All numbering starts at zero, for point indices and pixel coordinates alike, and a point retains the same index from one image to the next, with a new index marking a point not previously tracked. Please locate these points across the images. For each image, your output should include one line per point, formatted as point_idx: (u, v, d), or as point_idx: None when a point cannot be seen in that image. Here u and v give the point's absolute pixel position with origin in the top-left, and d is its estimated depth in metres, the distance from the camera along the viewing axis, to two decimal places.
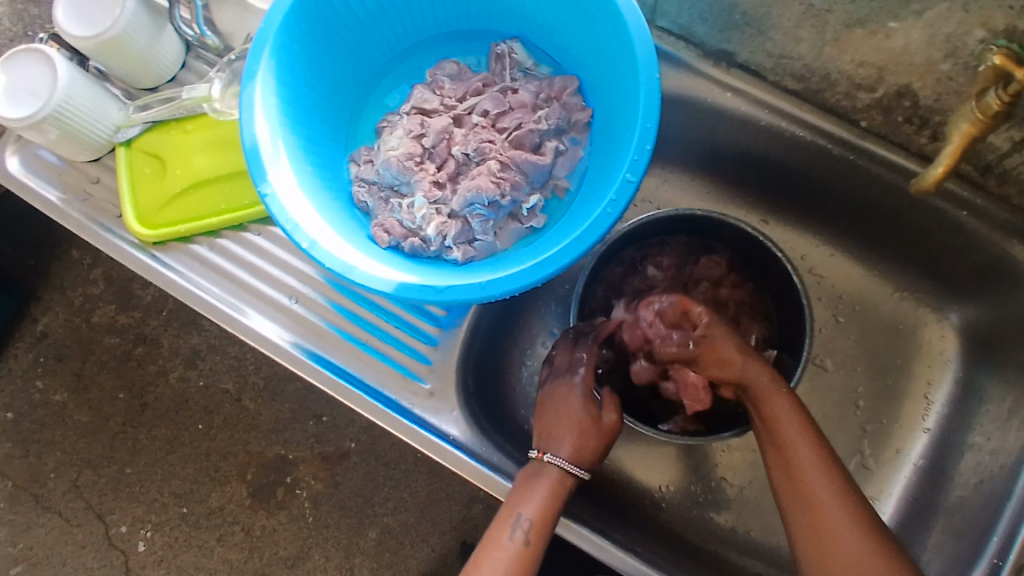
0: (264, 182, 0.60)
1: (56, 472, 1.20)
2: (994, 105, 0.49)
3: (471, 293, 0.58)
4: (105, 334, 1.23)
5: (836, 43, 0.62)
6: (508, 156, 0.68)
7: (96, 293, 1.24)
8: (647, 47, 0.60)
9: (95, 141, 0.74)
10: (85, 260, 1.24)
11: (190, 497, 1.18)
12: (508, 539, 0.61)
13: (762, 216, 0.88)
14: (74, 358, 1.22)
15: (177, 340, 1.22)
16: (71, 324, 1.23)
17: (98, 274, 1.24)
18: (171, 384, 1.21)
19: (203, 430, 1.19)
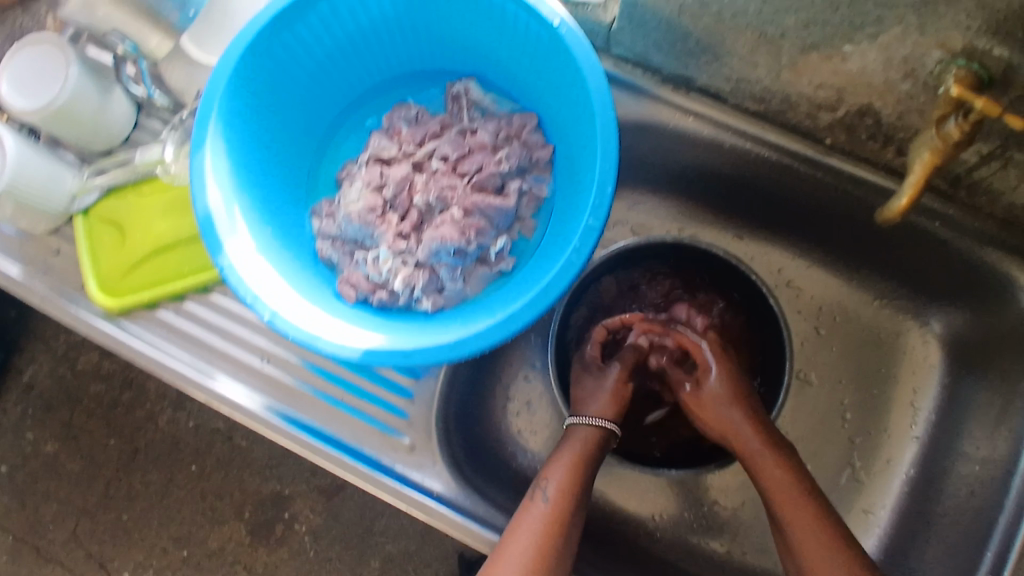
0: (220, 254, 0.58)
1: (54, 523, 1.18)
2: (955, 133, 0.47)
3: (440, 353, 0.57)
4: (91, 381, 1.21)
5: (792, 67, 0.61)
6: (471, 201, 0.66)
7: (78, 340, 1.22)
8: (600, 85, 0.59)
9: (48, 211, 0.72)
10: None
11: (190, 540, 1.17)
12: (540, 501, 0.65)
13: (735, 232, 0.88)
14: (63, 407, 1.21)
15: (163, 383, 1.20)
16: (57, 373, 1.21)
17: None
18: (161, 428, 1.19)
19: (197, 472, 1.18)
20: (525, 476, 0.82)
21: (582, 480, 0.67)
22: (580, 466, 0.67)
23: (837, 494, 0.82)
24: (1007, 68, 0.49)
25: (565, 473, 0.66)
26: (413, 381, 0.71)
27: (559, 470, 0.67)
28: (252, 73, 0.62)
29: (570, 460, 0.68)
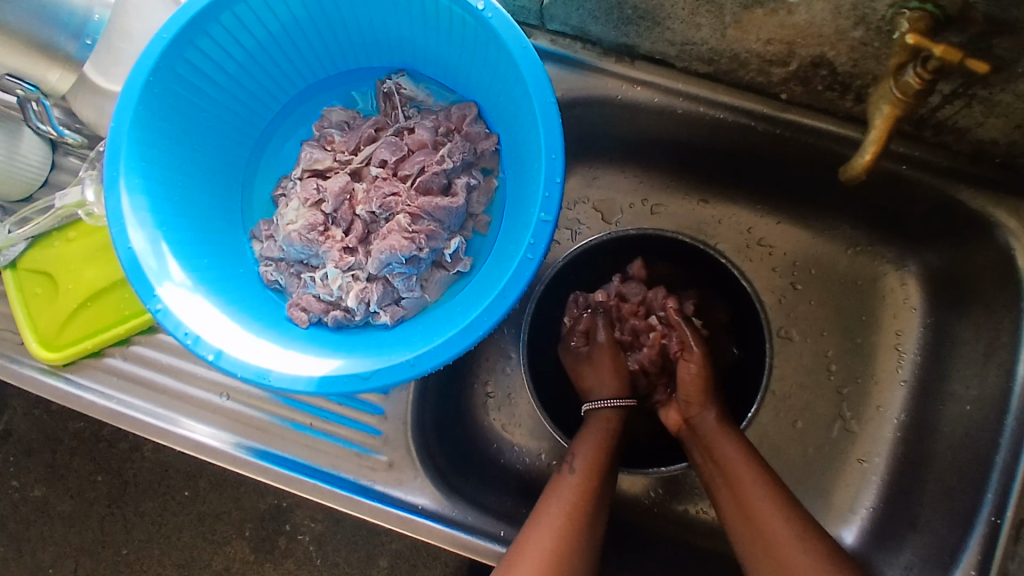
0: (153, 298, 0.54)
1: (55, 566, 1.14)
2: (914, 83, 0.44)
3: (401, 373, 0.54)
4: (69, 419, 1.17)
5: (737, 25, 0.58)
6: (417, 205, 0.63)
7: None
8: (534, 67, 0.55)
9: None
10: None
11: (193, 565, 1.13)
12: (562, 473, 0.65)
13: (701, 196, 0.85)
14: (45, 449, 1.16)
15: None
16: (32, 417, 1.17)
17: None
18: (148, 458, 1.15)
19: (191, 496, 1.13)
20: (516, 472, 0.80)
21: (605, 449, 0.67)
22: (604, 438, 0.68)
23: (830, 445, 0.82)
24: (963, 4, 0.46)
25: (588, 452, 0.66)
26: (383, 397, 0.68)
27: (587, 446, 0.67)
28: (158, 98, 0.58)
29: (597, 430, 0.69)
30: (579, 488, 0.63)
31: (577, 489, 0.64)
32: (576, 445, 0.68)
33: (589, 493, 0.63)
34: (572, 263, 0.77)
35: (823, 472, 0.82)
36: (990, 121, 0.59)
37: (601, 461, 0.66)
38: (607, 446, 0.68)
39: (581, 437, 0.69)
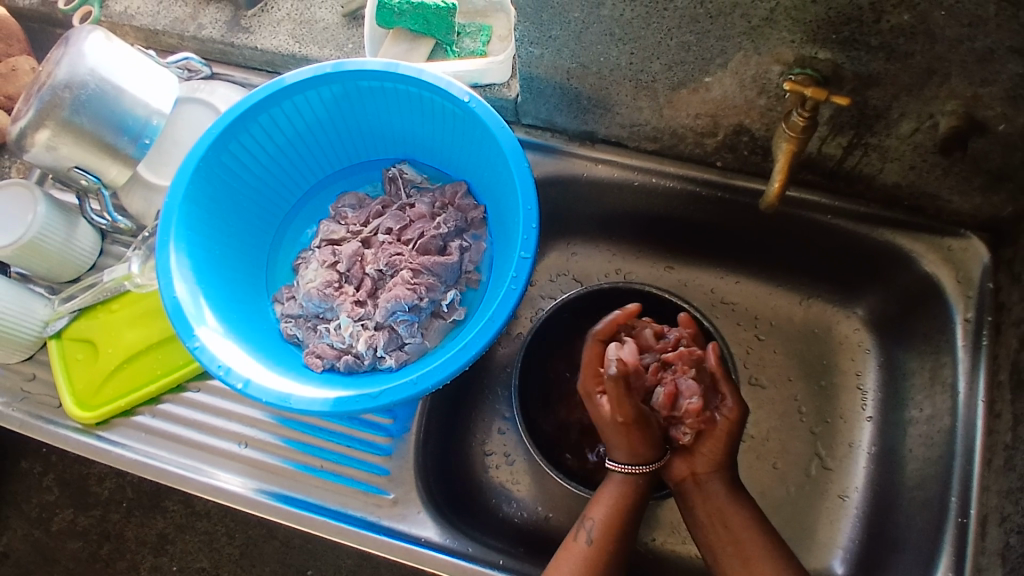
0: (191, 336, 0.63)
1: None
2: (799, 121, 0.61)
3: (406, 390, 0.62)
4: (67, 539, 1.19)
5: (670, 104, 0.72)
6: (418, 262, 0.73)
7: (51, 499, 1.21)
8: (510, 138, 0.68)
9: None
10: (36, 468, 1.22)
11: None
12: (576, 540, 0.66)
13: (666, 263, 0.95)
14: (41, 572, 1.18)
15: (141, 529, 1.18)
16: (31, 537, 1.19)
17: (51, 480, 1.22)
18: None
19: None
20: (513, 523, 0.83)
21: (623, 513, 0.66)
22: (616, 502, 0.67)
23: (811, 484, 0.85)
24: (833, 66, 0.60)
25: (613, 522, 0.66)
26: (391, 439, 0.74)
27: (612, 514, 0.66)
28: (205, 180, 0.70)
29: (613, 493, 0.67)
30: (592, 555, 0.64)
31: (592, 556, 0.64)
32: (602, 510, 0.67)
33: (601, 559, 0.64)
34: (554, 317, 0.84)
35: (808, 511, 0.84)
36: (888, 165, 0.72)
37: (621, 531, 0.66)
38: (621, 509, 0.66)
39: (596, 507, 0.67)
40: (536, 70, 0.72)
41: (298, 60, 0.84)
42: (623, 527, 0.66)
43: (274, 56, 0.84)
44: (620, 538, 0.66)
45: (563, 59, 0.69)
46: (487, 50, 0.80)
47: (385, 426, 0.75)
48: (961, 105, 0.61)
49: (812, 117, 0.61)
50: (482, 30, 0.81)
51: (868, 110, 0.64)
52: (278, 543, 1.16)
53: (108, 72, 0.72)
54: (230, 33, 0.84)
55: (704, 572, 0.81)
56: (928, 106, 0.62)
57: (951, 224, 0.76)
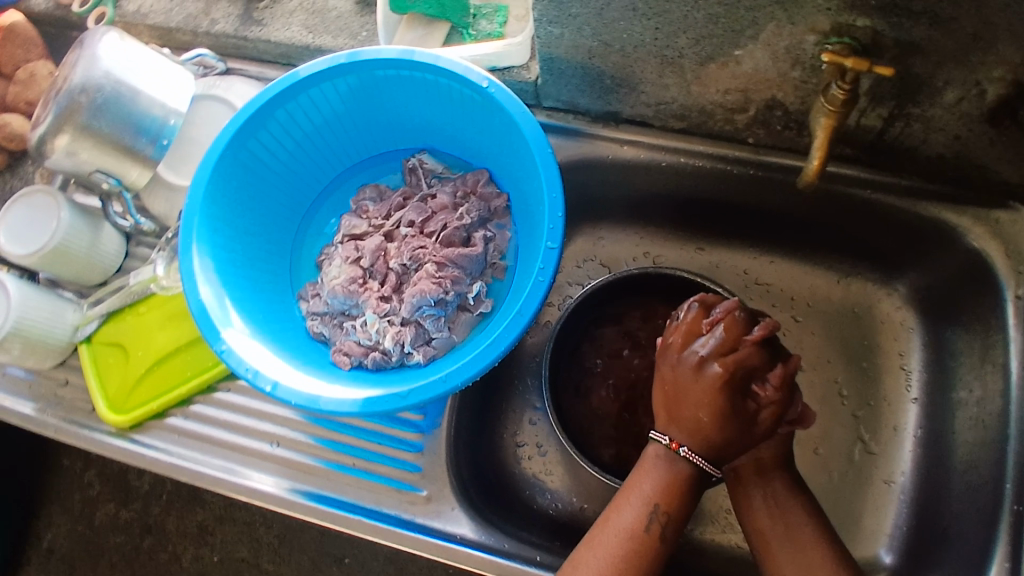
0: (218, 339, 0.63)
1: None
2: (839, 95, 0.58)
3: (435, 389, 0.61)
4: (110, 532, 1.22)
5: (698, 81, 0.69)
6: (442, 255, 0.72)
7: (92, 495, 1.24)
8: (531, 123, 0.65)
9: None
10: (77, 465, 1.26)
11: None
12: (645, 531, 0.58)
13: (696, 245, 0.92)
14: (86, 565, 1.22)
15: (182, 520, 1.21)
16: (75, 531, 1.23)
17: (92, 475, 1.26)
18: (185, 568, 1.19)
19: None
20: (548, 516, 0.82)
21: (691, 501, 0.60)
22: (684, 486, 0.59)
23: (855, 470, 0.83)
24: (873, 33, 0.57)
25: (682, 507, 0.59)
26: (422, 435, 0.74)
27: (681, 499, 0.59)
28: (225, 180, 0.69)
29: (680, 477, 0.59)
30: (649, 543, 0.58)
31: (649, 545, 0.58)
32: (669, 492, 0.59)
33: (657, 547, 0.58)
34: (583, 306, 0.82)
35: (852, 498, 0.82)
36: (932, 136, 0.68)
37: (682, 514, 0.59)
38: (691, 497, 0.60)
39: (648, 486, 0.60)
40: (556, 50, 0.69)
41: (312, 52, 0.82)
42: (689, 515, 0.60)
43: (288, 49, 0.82)
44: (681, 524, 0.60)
45: (585, 38, 0.66)
46: (504, 32, 0.77)
47: (415, 422, 0.74)
48: (1010, 70, 0.57)
49: (853, 89, 0.57)
50: (498, 11, 0.78)
51: (910, 79, 0.61)
52: (316, 531, 1.17)
53: (122, 74, 0.71)
54: (244, 26, 0.83)
55: (745, 561, 0.79)
56: (974, 73, 0.58)
57: (999, 195, 0.72)
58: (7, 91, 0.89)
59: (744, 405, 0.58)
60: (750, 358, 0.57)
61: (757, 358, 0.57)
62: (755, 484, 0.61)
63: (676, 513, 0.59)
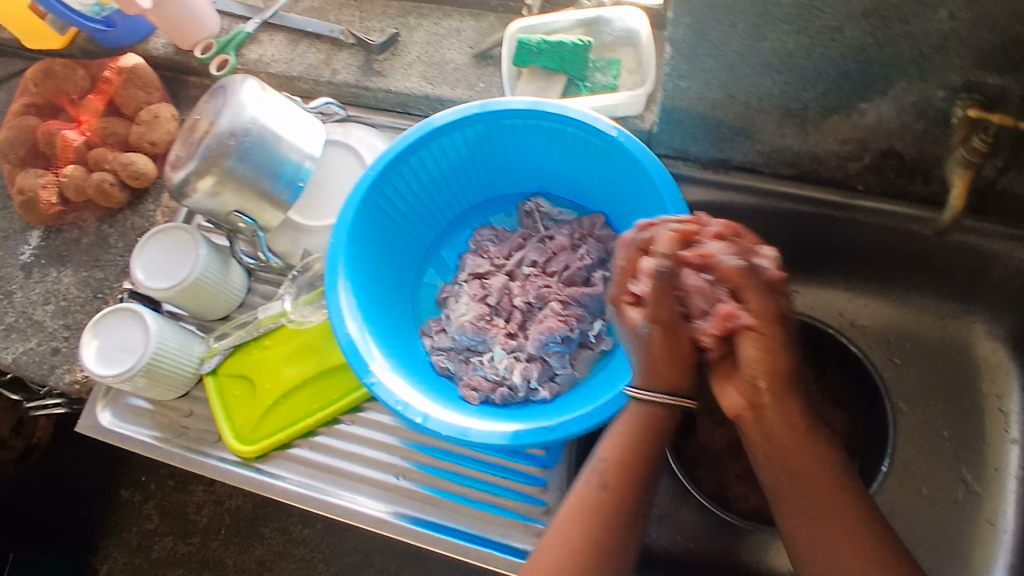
0: (367, 372, 0.66)
1: None
2: (981, 145, 0.64)
3: (581, 423, 0.63)
4: (167, 565, 1.31)
5: (817, 131, 0.73)
6: (567, 294, 0.75)
7: (151, 527, 1.33)
8: (651, 159, 0.69)
9: (127, 379, 0.75)
10: (136, 498, 1.35)
11: None
12: (583, 483, 0.60)
13: (792, 286, 0.95)
14: None
15: (240, 556, 1.29)
16: (132, 565, 1.32)
17: (151, 508, 1.34)
18: None
19: None
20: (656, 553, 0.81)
21: (640, 447, 0.60)
22: (628, 433, 0.60)
23: (958, 510, 0.83)
24: (1001, 89, 0.61)
25: (636, 448, 0.60)
26: (544, 469, 0.75)
27: (631, 442, 0.60)
28: (366, 220, 0.73)
29: (627, 422, 0.61)
30: (604, 503, 0.59)
31: (620, 505, 0.59)
32: (623, 435, 0.61)
33: (619, 504, 0.59)
34: None
35: (958, 538, 0.82)
36: None
37: (643, 455, 0.60)
38: (642, 441, 0.60)
39: (638, 436, 0.60)
40: (679, 102, 0.73)
41: (430, 101, 0.86)
42: (646, 459, 0.60)
43: (406, 98, 0.87)
44: (638, 474, 0.60)
45: (711, 91, 0.70)
46: (618, 84, 0.81)
47: (538, 456, 0.75)
48: None
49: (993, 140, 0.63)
50: (612, 64, 0.81)
51: None
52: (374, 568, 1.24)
53: (268, 120, 0.75)
54: (364, 77, 0.87)
55: None
56: None
57: None
58: (128, 130, 0.91)
59: (671, 323, 0.60)
60: (666, 263, 0.58)
61: (684, 259, 0.58)
62: (792, 487, 0.56)
63: (625, 450, 0.60)
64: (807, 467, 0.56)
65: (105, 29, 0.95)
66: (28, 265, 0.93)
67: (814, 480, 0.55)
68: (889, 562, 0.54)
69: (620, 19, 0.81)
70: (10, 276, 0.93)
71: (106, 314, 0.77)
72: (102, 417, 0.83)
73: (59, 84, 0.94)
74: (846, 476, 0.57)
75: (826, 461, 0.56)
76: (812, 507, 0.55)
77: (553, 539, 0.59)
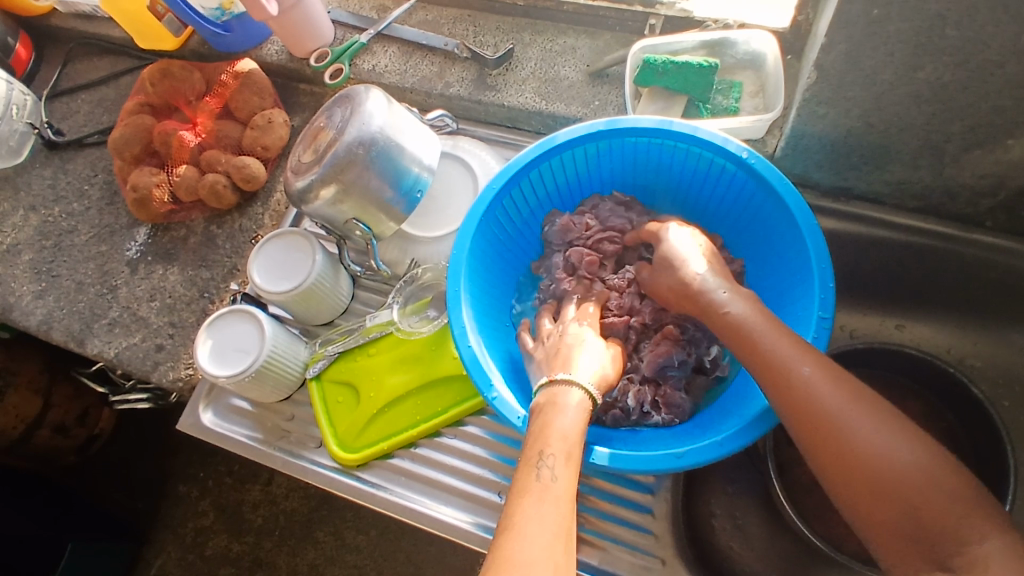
0: (490, 387, 0.64)
1: None
2: None
3: (711, 451, 0.61)
4: (220, 564, 1.31)
5: (955, 163, 0.70)
6: (683, 317, 0.74)
7: (206, 524, 1.33)
8: (780, 178, 0.67)
9: (240, 378, 0.75)
10: (192, 493, 1.36)
11: None
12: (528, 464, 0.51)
13: (896, 321, 0.89)
14: None
15: (293, 558, 1.28)
16: (185, 560, 1.32)
17: (206, 505, 1.35)
18: None
19: None
20: None
21: (549, 439, 0.52)
22: (551, 417, 0.54)
23: None
24: None
25: (556, 433, 0.53)
26: (650, 495, 0.75)
27: (560, 430, 0.53)
28: (486, 233, 0.73)
29: (552, 410, 0.55)
30: (568, 500, 0.49)
31: (531, 489, 0.49)
32: (549, 420, 0.54)
33: (563, 489, 0.49)
34: None
35: None
36: None
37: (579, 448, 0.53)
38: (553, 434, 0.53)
39: (554, 442, 0.52)
40: (813, 128, 0.72)
41: (543, 116, 0.87)
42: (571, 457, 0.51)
43: (519, 112, 0.87)
44: (538, 471, 0.50)
45: (849, 119, 0.69)
46: (740, 107, 0.80)
47: (644, 482, 0.76)
48: None
49: None
50: (733, 87, 0.80)
51: None
52: None
53: (392, 131, 0.76)
54: (478, 90, 0.88)
55: None
56: None
57: None
58: (242, 134, 0.93)
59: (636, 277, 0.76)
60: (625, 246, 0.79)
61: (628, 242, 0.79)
62: (798, 419, 0.52)
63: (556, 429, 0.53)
64: (817, 389, 0.52)
65: (224, 33, 0.97)
66: (134, 261, 0.95)
67: (823, 400, 0.51)
68: (925, 479, 0.47)
69: (746, 41, 0.79)
70: (116, 271, 0.95)
71: (217, 319, 0.79)
72: (204, 417, 0.84)
73: (177, 84, 0.96)
74: (867, 392, 0.51)
75: (835, 379, 0.52)
76: (823, 436, 0.50)
77: (523, 516, 0.47)
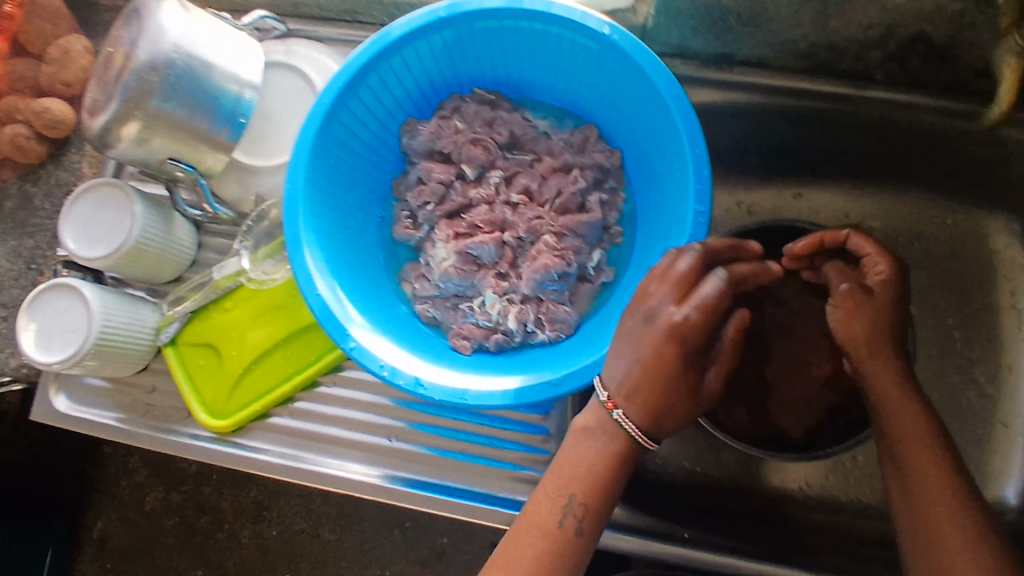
0: (346, 337, 0.58)
1: None
2: None
3: (589, 372, 0.56)
4: None
5: (839, 14, 0.65)
6: (560, 224, 0.67)
7: None
8: (643, 54, 0.59)
9: (76, 361, 0.66)
10: (120, 451, 1.23)
11: None
12: (552, 513, 0.55)
13: (795, 189, 0.84)
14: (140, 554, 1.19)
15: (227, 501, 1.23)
16: None
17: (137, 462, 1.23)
18: (246, 544, 1.17)
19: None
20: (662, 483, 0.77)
21: (587, 483, 0.55)
22: (593, 458, 0.56)
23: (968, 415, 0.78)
24: None
25: (594, 475, 0.55)
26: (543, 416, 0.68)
27: (595, 467, 0.55)
28: (324, 158, 0.63)
29: (589, 452, 0.56)
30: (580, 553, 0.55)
31: (553, 540, 0.54)
32: (584, 456, 0.56)
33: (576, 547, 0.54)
34: None
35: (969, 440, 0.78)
36: None
37: (612, 487, 0.56)
38: (592, 477, 0.55)
39: (590, 492, 0.55)
40: None
41: (385, 6, 0.74)
42: (600, 510, 0.55)
43: (356, 4, 0.74)
44: (561, 526, 0.54)
45: None
46: None
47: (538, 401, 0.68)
48: None
49: None
50: None
51: None
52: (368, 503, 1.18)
53: (194, 45, 0.63)
54: None
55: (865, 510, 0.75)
56: None
57: None
58: (33, 69, 0.77)
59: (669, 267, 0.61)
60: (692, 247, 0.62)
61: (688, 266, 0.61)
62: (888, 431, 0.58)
63: (588, 466, 0.55)
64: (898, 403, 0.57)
65: None
66: None
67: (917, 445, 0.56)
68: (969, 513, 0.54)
69: None
70: None
71: (33, 300, 0.68)
72: (56, 402, 0.75)
73: None
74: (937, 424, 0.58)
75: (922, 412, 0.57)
76: (909, 458, 0.56)
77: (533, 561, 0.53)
